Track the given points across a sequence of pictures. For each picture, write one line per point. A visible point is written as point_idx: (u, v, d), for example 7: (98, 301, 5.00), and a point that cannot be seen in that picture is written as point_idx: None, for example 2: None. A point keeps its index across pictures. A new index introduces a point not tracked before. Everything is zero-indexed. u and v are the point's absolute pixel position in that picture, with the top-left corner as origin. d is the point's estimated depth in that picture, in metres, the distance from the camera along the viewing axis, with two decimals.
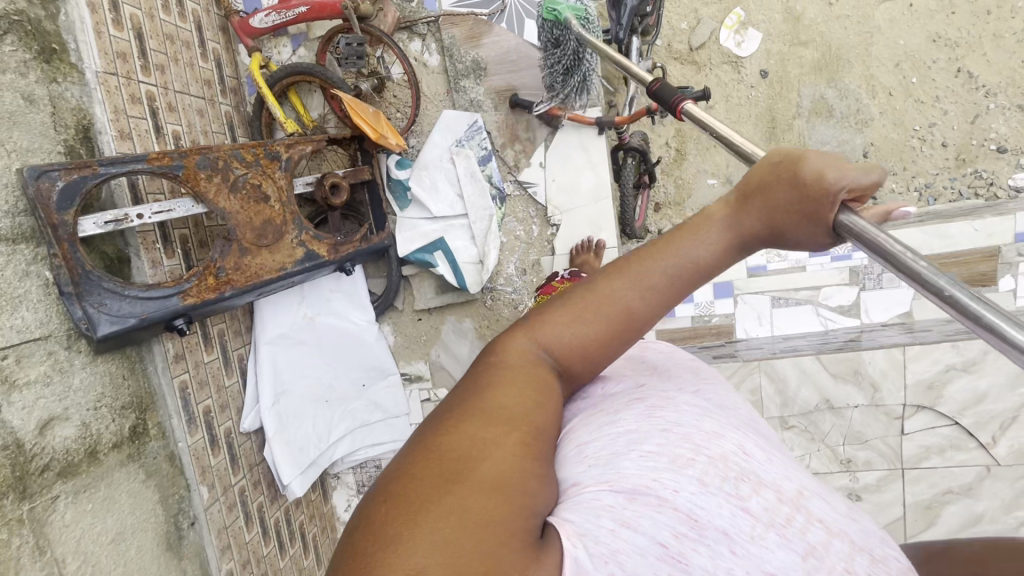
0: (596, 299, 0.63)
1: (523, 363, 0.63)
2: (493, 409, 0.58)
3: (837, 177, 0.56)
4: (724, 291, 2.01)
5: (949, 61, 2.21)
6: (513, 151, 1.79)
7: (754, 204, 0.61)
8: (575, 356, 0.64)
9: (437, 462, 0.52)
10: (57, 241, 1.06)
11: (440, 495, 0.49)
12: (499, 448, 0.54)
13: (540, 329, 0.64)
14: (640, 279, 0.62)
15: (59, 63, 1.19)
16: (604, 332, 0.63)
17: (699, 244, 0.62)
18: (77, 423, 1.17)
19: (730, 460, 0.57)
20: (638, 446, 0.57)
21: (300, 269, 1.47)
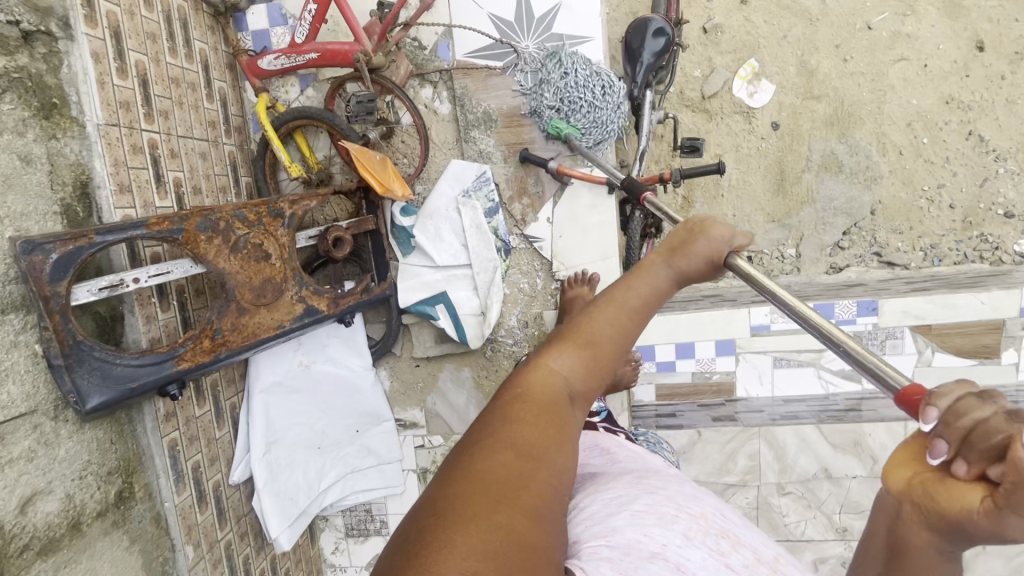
0: (596, 329, 0.73)
1: (545, 391, 0.68)
2: (523, 441, 0.63)
3: (728, 233, 0.83)
4: (725, 349, 1.98)
5: (960, 124, 2.19)
6: (520, 205, 1.75)
7: (692, 250, 0.81)
8: (586, 381, 0.71)
9: (478, 487, 0.58)
10: (48, 314, 1.02)
11: (492, 513, 0.55)
12: (532, 476, 0.60)
13: (552, 359, 0.71)
14: (623, 308, 0.75)
15: (59, 118, 1.15)
16: (604, 356, 0.73)
17: (662, 281, 0.79)
18: (61, 495, 1.14)
19: (708, 519, 0.72)
20: (629, 507, 0.71)
21: (299, 325, 1.43)
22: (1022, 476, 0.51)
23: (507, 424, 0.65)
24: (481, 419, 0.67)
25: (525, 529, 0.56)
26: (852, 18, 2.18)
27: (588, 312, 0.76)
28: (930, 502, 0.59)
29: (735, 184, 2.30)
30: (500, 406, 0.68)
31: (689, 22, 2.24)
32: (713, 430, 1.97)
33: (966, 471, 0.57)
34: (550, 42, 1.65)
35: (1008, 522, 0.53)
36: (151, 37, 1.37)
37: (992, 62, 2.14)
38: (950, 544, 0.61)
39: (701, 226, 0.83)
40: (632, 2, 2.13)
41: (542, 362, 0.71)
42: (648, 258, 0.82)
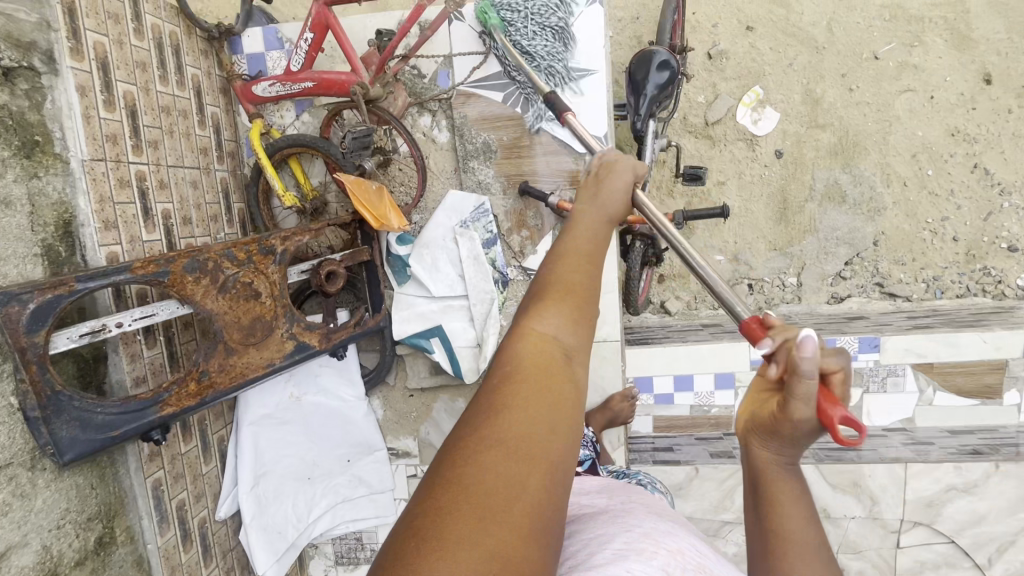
0: (570, 277, 0.63)
1: (532, 362, 0.57)
2: (511, 433, 0.51)
3: (628, 165, 0.76)
4: (724, 382, 1.95)
5: (966, 157, 2.15)
6: (519, 237, 1.72)
7: (612, 180, 0.73)
8: (579, 334, 0.60)
9: (461, 503, 0.46)
10: (24, 366, 0.99)
11: (479, 533, 0.44)
12: (525, 475, 0.48)
13: (533, 323, 0.60)
14: (586, 250, 0.66)
15: (41, 156, 1.12)
16: (590, 303, 0.62)
17: (608, 219, 0.70)
18: (37, 547, 1.10)
19: (687, 555, 0.63)
20: (608, 545, 0.62)
21: (290, 363, 1.39)
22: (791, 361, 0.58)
23: (495, 413, 0.52)
24: (465, 414, 0.55)
25: (519, 554, 0.45)
26: (858, 48, 2.15)
27: (554, 263, 0.65)
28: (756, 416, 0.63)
29: (737, 212, 2.27)
30: (486, 393, 0.56)
31: (694, 48, 2.22)
32: (711, 467, 1.86)
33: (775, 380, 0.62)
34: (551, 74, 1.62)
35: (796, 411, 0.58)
36: (141, 66, 1.34)
37: (999, 96, 2.11)
38: (792, 453, 0.62)
39: (607, 165, 0.76)
40: (636, 27, 2.10)
41: (525, 330, 0.60)
42: (586, 195, 0.72)
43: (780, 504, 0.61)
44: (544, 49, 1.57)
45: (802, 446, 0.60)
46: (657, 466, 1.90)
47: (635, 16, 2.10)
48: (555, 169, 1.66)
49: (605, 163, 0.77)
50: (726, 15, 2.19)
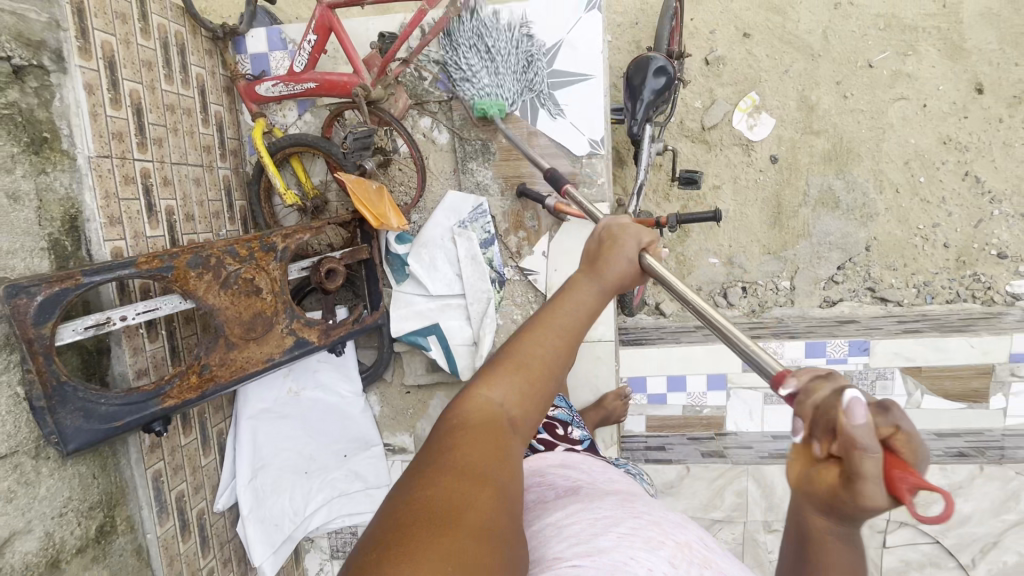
0: (530, 350, 0.69)
1: (480, 417, 0.63)
2: (460, 465, 0.56)
3: (635, 236, 0.78)
4: (716, 384, 1.99)
5: (957, 164, 2.19)
6: (516, 237, 1.75)
7: (610, 260, 0.76)
8: (525, 406, 0.66)
9: (421, 512, 0.50)
10: (31, 356, 1.01)
11: (437, 533, 0.48)
12: (474, 493, 0.53)
13: (488, 384, 0.66)
14: (554, 326, 0.70)
15: (48, 152, 1.14)
16: (542, 378, 0.68)
17: (590, 299, 0.74)
18: (41, 533, 1.13)
19: (692, 547, 0.67)
20: (614, 528, 0.66)
21: (288, 358, 1.41)
22: (846, 435, 0.48)
23: (447, 450, 0.58)
24: (421, 453, 0.60)
25: (476, 549, 0.48)
26: (853, 56, 2.19)
27: (520, 335, 0.71)
28: (807, 491, 0.53)
29: (732, 216, 2.31)
30: (438, 438, 0.61)
31: (691, 54, 2.25)
32: (701, 466, 1.89)
33: (822, 449, 0.51)
34: (549, 79, 1.65)
35: (863, 490, 0.48)
36: (147, 65, 1.36)
37: (991, 105, 2.15)
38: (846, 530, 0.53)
39: (611, 234, 0.79)
40: (635, 31, 2.14)
41: (477, 390, 0.65)
42: (574, 275, 0.77)
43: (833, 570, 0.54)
44: (518, 56, 1.63)
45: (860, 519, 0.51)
46: (649, 464, 1.93)
47: (634, 21, 2.13)
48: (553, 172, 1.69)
49: (608, 231, 0.80)
50: (724, 22, 2.23)
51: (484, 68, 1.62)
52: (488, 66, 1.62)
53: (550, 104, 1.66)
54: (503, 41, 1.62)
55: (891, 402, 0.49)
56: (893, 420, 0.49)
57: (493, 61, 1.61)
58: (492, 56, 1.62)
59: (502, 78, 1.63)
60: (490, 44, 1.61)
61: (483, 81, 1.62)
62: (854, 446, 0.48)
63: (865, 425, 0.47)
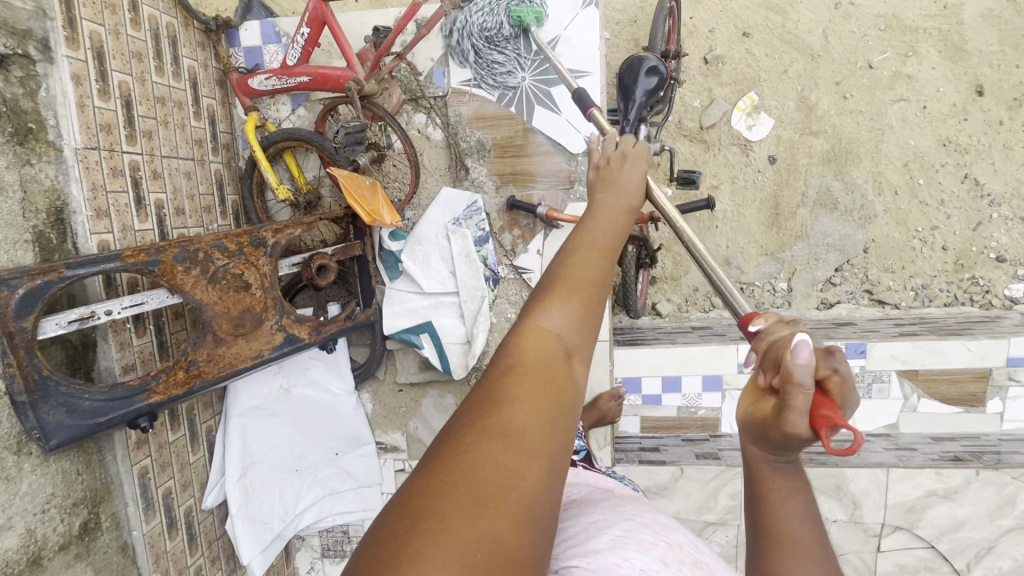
0: (577, 274, 0.62)
1: (537, 352, 0.56)
2: (511, 418, 0.49)
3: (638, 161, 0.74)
4: (712, 385, 1.98)
5: (957, 167, 2.18)
6: (510, 235, 1.73)
7: (621, 185, 0.71)
8: (582, 333, 0.59)
9: (459, 488, 0.44)
10: (12, 350, 1.00)
11: (479, 517, 0.42)
12: (526, 461, 0.47)
13: (538, 318, 0.59)
14: (594, 253, 0.64)
15: (34, 143, 1.12)
16: (597, 303, 0.61)
17: (617, 224, 0.68)
18: (22, 530, 1.11)
19: (685, 549, 0.65)
20: (607, 531, 0.64)
21: (278, 355, 1.40)
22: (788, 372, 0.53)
23: (493, 402, 0.51)
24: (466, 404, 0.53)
25: (520, 533, 0.43)
26: (853, 57, 2.17)
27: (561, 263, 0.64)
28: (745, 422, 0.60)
29: (729, 217, 2.30)
30: (484, 384, 0.54)
31: (690, 53, 2.23)
32: (696, 468, 1.86)
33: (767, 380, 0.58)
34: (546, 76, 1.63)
35: (793, 423, 0.54)
36: (137, 56, 1.34)
37: (991, 107, 2.13)
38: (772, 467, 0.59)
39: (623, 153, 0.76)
40: (634, 29, 2.13)
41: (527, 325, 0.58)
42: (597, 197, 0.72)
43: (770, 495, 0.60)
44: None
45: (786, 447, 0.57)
46: (642, 466, 1.89)
47: (633, 19, 2.12)
48: (549, 170, 1.68)
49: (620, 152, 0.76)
50: (723, 20, 2.21)
51: (485, 24, 1.59)
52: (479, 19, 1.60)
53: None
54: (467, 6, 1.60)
55: (832, 350, 0.55)
56: (831, 364, 0.55)
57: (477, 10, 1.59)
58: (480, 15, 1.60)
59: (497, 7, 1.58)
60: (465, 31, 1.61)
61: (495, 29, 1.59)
62: (793, 383, 0.53)
63: (806, 362, 0.52)
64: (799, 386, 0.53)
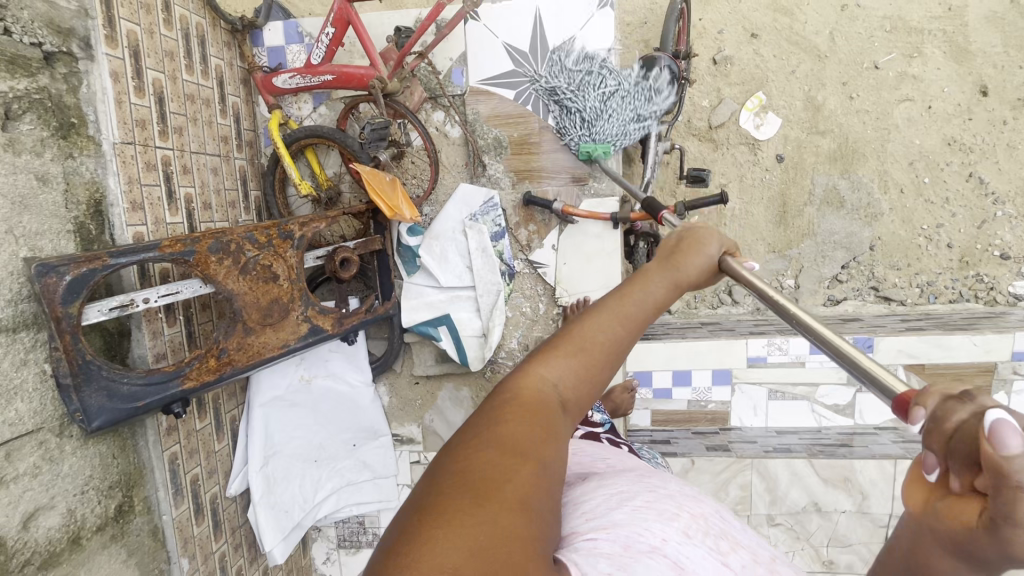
0: (591, 334, 0.66)
1: (534, 396, 0.61)
2: (502, 441, 0.56)
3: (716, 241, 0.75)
4: (722, 378, 2.02)
5: (961, 165, 2.22)
6: (526, 230, 1.77)
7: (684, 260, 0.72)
8: (579, 390, 0.64)
9: (460, 485, 0.51)
10: (59, 334, 1.04)
11: (477, 505, 0.49)
12: (516, 468, 0.53)
13: (545, 365, 0.64)
14: (618, 317, 0.67)
15: (76, 137, 1.17)
16: (600, 365, 0.66)
17: (657, 294, 0.70)
18: (63, 510, 1.15)
19: (710, 519, 0.68)
20: (629, 502, 0.67)
21: (303, 345, 1.44)
22: (1002, 468, 0.40)
23: (491, 427, 0.57)
24: (470, 422, 0.60)
25: (512, 522, 0.48)
26: (859, 58, 2.21)
27: (582, 317, 0.68)
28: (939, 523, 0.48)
29: (738, 215, 2.34)
30: (485, 410, 0.61)
31: (699, 53, 2.28)
32: (707, 460, 1.89)
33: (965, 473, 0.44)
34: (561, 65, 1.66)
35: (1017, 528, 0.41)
36: (169, 55, 1.39)
37: (995, 107, 2.17)
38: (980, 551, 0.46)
39: (691, 234, 0.76)
40: (644, 30, 2.17)
41: (534, 370, 0.64)
42: (642, 267, 0.73)
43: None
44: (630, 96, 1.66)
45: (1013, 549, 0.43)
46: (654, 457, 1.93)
47: (643, 20, 2.16)
48: (561, 167, 1.73)
49: (691, 232, 0.76)
50: (732, 22, 2.25)
51: (589, 96, 1.65)
52: (591, 96, 1.65)
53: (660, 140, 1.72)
54: (611, 83, 1.64)
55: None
56: None
57: (594, 100, 1.64)
58: (603, 93, 1.65)
59: (605, 117, 1.65)
60: (584, 78, 1.65)
61: (584, 113, 1.65)
62: (1011, 483, 0.40)
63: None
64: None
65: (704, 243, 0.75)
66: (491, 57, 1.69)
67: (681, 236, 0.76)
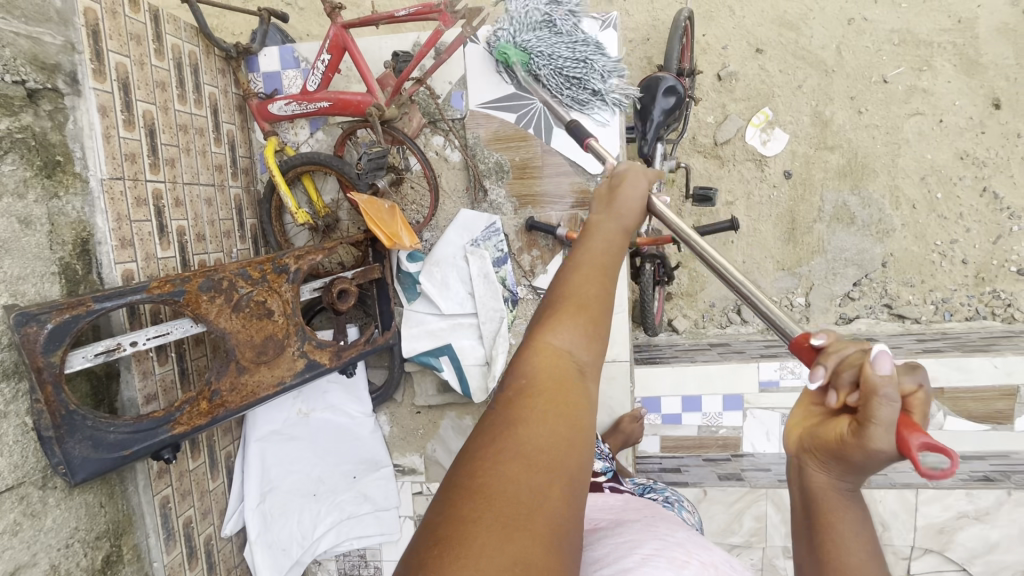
0: (583, 289, 0.60)
1: (550, 374, 0.56)
2: (525, 445, 0.50)
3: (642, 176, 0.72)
4: (732, 404, 1.96)
5: (975, 180, 2.16)
6: (529, 255, 1.72)
7: (625, 198, 0.68)
8: (595, 349, 0.59)
9: (487, 509, 0.46)
10: (40, 386, 0.99)
11: (506, 542, 0.44)
12: (544, 489, 0.47)
13: (549, 336, 0.58)
14: (600, 268, 0.62)
15: (62, 175, 1.12)
16: (606, 318, 0.60)
17: (618, 237, 0.66)
18: (46, 566, 1.09)
19: (721, 567, 0.63)
20: (639, 549, 0.62)
21: (299, 381, 1.38)
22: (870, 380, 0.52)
23: (511, 426, 0.52)
24: (483, 424, 0.54)
25: (541, 562, 0.44)
26: (867, 71, 2.17)
27: (563, 277, 0.63)
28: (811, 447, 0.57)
29: (747, 232, 2.28)
30: (499, 407, 0.55)
31: (703, 70, 2.24)
32: (720, 490, 1.81)
33: (838, 402, 0.57)
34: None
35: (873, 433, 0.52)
36: (161, 86, 1.35)
37: (1008, 120, 2.12)
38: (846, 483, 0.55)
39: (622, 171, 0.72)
40: (647, 47, 2.14)
41: (539, 346, 0.58)
42: (595, 215, 0.68)
43: (836, 527, 0.54)
44: (580, 43, 1.47)
45: (873, 466, 0.53)
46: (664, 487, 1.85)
47: (646, 36, 2.13)
48: (563, 190, 1.68)
49: (614, 176, 0.72)
50: (736, 38, 2.21)
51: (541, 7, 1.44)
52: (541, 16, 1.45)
53: (594, 101, 1.50)
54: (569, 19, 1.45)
55: (918, 364, 0.53)
56: (914, 380, 0.54)
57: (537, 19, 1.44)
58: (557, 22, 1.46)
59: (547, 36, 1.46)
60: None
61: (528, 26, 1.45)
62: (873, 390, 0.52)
63: (892, 376, 0.51)
64: (882, 393, 0.51)
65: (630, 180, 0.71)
66: (492, 82, 1.65)
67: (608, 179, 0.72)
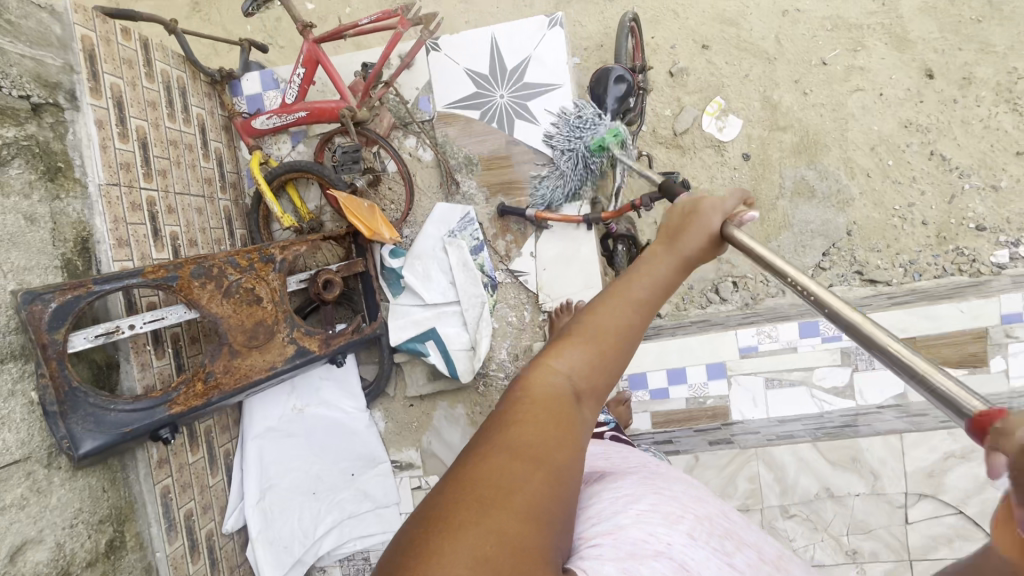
0: (606, 321, 0.66)
1: (550, 391, 0.61)
2: (516, 442, 0.56)
3: (720, 203, 0.75)
4: (716, 372, 2.02)
5: (922, 146, 2.28)
6: (504, 241, 1.83)
7: (692, 229, 0.73)
8: (596, 377, 0.64)
9: (471, 491, 0.52)
10: (46, 361, 1.08)
11: (484, 516, 0.50)
12: (527, 479, 0.53)
13: (555, 356, 0.64)
14: (634, 299, 0.67)
15: (62, 179, 1.24)
16: (616, 350, 0.65)
17: (668, 269, 0.71)
18: (52, 544, 1.14)
19: (711, 521, 0.66)
20: (633, 507, 0.65)
21: (290, 366, 1.45)
22: None
23: (507, 426, 0.58)
24: (486, 421, 0.60)
25: (519, 534, 0.49)
26: (807, 56, 2.34)
27: (595, 305, 0.68)
28: None
29: None
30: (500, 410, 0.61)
31: (655, 68, 2.41)
32: (711, 454, 1.87)
33: None
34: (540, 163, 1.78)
35: None
36: (152, 105, 1.49)
37: (944, 88, 2.26)
38: None
39: (695, 204, 0.75)
40: (601, 53, 2.31)
41: (545, 363, 0.63)
42: (654, 246, 0.73)
43: None
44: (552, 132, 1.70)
45: None
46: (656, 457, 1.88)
47: (599, 43, 2.30)
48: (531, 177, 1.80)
49: (691, 202, 0.76)
50: (683, 37, 2.40)
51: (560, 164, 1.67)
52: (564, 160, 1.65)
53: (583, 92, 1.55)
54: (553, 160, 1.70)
55: None
56: None
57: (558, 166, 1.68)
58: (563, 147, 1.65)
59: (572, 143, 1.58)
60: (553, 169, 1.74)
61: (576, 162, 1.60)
62: None
63: None
64: None
65: (707, 204, 0.75)
66: (456, 84, 1.81)
67: (686, 205, 0.76)
